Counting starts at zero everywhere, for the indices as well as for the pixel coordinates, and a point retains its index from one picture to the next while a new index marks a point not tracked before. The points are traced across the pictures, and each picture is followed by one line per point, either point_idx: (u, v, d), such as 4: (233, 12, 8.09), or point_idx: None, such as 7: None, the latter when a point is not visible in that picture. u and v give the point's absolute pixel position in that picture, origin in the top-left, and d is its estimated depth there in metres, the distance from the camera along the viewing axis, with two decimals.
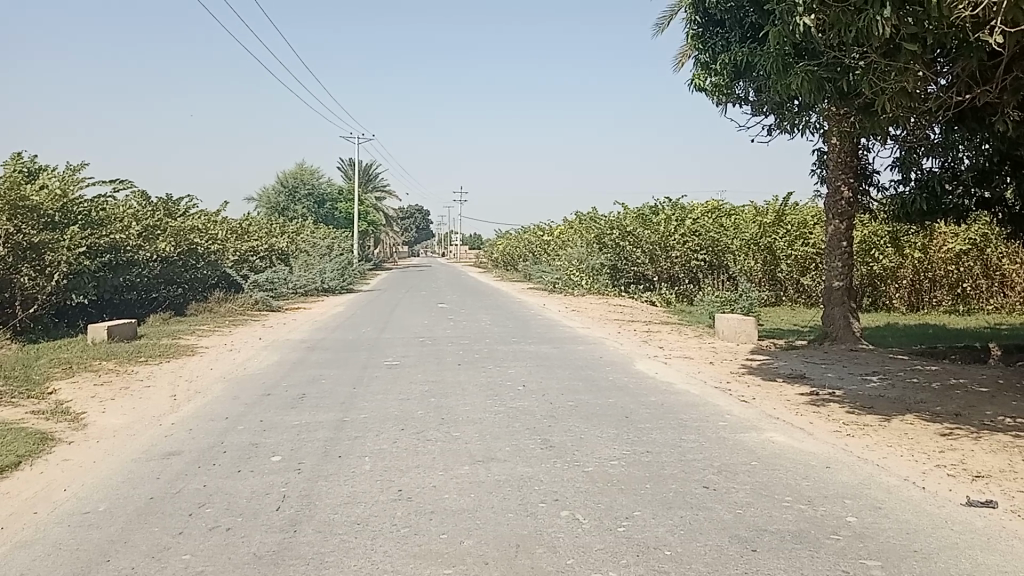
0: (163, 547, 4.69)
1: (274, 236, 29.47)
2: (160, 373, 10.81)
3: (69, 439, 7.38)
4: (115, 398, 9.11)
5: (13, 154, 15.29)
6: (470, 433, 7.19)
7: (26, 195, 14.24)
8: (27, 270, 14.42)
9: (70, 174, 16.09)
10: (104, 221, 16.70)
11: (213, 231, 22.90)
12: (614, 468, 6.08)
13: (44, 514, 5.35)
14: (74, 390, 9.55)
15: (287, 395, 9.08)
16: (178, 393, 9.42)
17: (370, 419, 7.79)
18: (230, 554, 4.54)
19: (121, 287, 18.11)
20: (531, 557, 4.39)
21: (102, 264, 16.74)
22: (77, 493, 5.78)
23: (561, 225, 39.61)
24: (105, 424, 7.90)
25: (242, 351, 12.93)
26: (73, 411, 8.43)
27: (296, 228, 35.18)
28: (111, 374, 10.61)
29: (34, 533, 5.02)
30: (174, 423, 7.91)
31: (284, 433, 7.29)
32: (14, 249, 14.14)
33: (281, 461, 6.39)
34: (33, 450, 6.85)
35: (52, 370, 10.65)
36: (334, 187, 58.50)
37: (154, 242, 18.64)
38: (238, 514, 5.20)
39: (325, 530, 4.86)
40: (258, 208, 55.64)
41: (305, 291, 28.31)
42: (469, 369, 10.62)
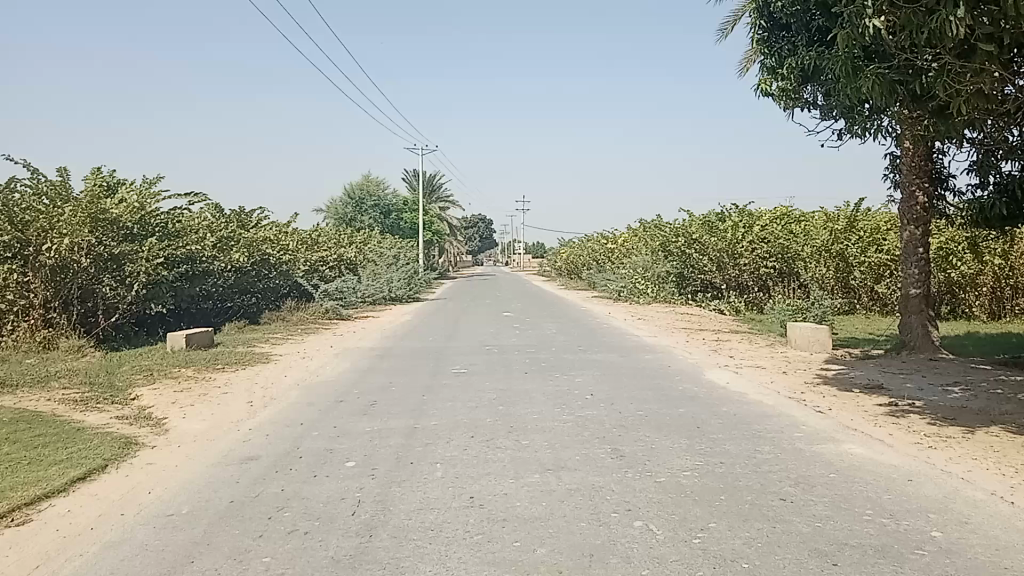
0: (245, 549, 4.81)
1: (342, 246, 30.05)
2: (236, 380, 11.11)
3: (152, 443, 7.64)
4: (195, 404, 9.39)
5: (94, 168, 16.01)
6: (540, 441, 7.19)
7: (106, 209, 15.06)
8: (108, 280, 15.31)
9: (147, 187, 16.74)
10: (180, 233, 17.22)
11: (284, 242, 23.48)
12: (686, 478, 6.01)
13: (131, 515, 5.55)
14: (155, 396, 9.87)
15: (359, 402, 9.21)
16: (254, 399, 9.65)
17: (440, 426, 7.87)
18: (309, 558, 4.63)
19: (197, 297, 18.72)
20: (606, 567, 4.36)
21: (179, 274, 17.37)
22: (162, 495, 5.99)
23: (626, 234, 39.57)
24: (186, 430, 8.14)
25: (314, 359, 13.18)
26: (154, 417, 8.72)
27: (364, 238, 35.78)
28: (190, 381, 10.93)
29: (122, 534, 5.20)
30: (250, 429, 8.11)
31: (357, 440, 7.41)
32: (96, 260, 15.10)
33: (355, 466, 6.50)
34: (119, 453, 7.14)
35: (134, 377, 11.05)
36: (399, 198, 59.13)
37: (229, 253, 19.27)
38: (315, 518, 5.31)
39: (400, 535, 4.92)
40: (325, 219, 56.98)
41: (373, 300, 28.76)
42: (536, 377, 10.61)
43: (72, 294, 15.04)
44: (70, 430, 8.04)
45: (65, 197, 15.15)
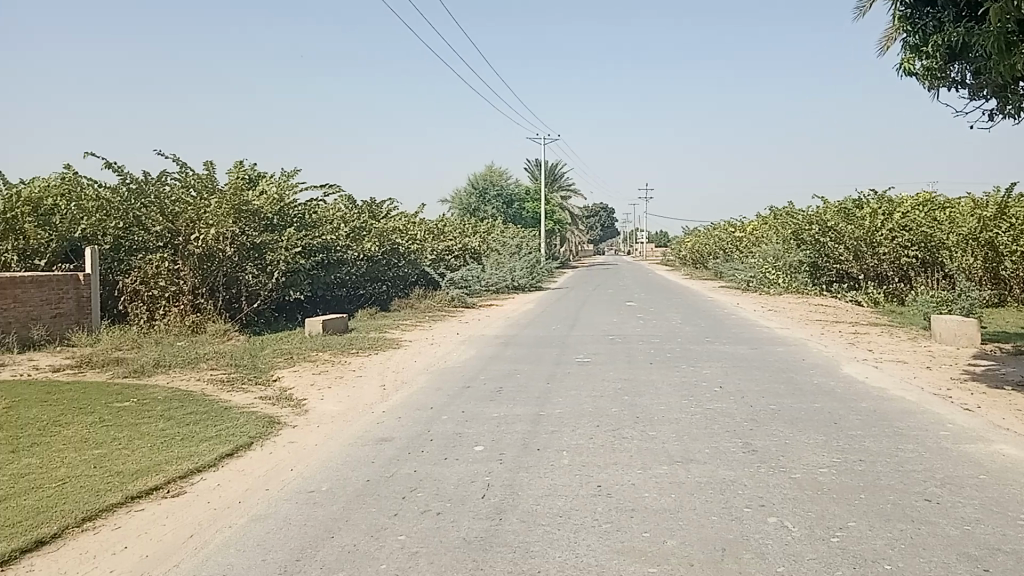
0: (380, 526, 5.02)
1: (467, 235, 30.59)
2: (369, 364, 11.54)
3: (293, 422, 8.07)
4: (331, 387, 9.84)
5: (237, 162, 16.99)
6: (668, 433, 7.13)
7: (247, 200, 16.21)
8: (250, 268, 16.44)
9: (285, 180, 17.58)
10: (317, 224, 18.00)
11: (412, 232, 24.15)
12: (822, 475, 5.82)
13: (275, 491, 5.88)
14: (295, 378, 10.41)
15: (486, 388, 9.40)
16: (387, 383, 10.01)
17: (566, 414, 7.92)
18: (441, 538, 4.78)
19: (331, 284, 19.57)
20: (739, 562, 4.29)
21: (316, 263, 18.18)
22: (303, 472, 6.32)
23: (755, 222, 38.43)
24: (324, 411, 8.55)
25: (441, 345, 13.52)
26: (295, 397, 9.20)
27: (488, 228, 36.29)
28: (327, 364, 11.45)
29: (268, 507, 5.53)
30: (383, 411, 8.42)
31: (485, 425, 7.56)
32: (240, 249, 16.27)
33: (483, 450, 6.64)
34: (263, 432, 7.57)
35: (275, 359, 11.68)
36: (522, 187, 59.52)
37: (362, 242, 20.08)
38: (446, 499, 5.47)
39: (528, 520, 5.00)
40: (450, 209, 58.10)
41: (497, 289, 29.16)
42: (662, 368, 10.50)
43: (217, 280, 16.24)
44: (219, 408, 8.58)
45: (211, 189, 16.39)
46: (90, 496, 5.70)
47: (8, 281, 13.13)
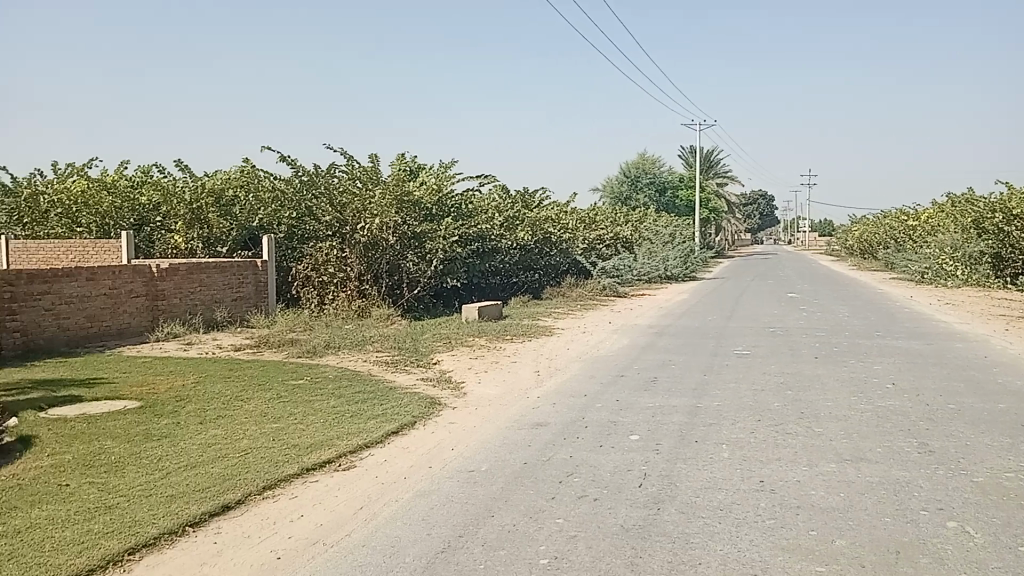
0: (539, 509, 5.12)
1: (620, 224, 30.43)
2: (524, 350, 11.77)
3: (453, 404, 8.36)
4: (488, 371, 10.11)
5: (399, 154, 17.70)
6: (834, 430, 6.84)
7: (409, 191, 16.90)
8: (410, 256, 17.04)
9: (443, 171, 18.17)
10: (472, 213, 18.54)
11: (564, 221, 24.29)
12: (1010, 480, 5.41)
13: (437, 469, 6.12)
14: (453, 362, 10.77)
15: (641, 378, 9.35)
16: (541, 370, 10.17)
17: (724, 406, 7.76)
18: (600, 523, 4.82)
19: (486, 272, 20.04)
20: (915, 566, 4.08)
21: (471, 251, 18.72)
22: (463, 452, 6.53)
23: (931, 210, 35.95)
24: (482, 394, 8.80)
25: (595, 334, 13.57)
26: (454, 380, 9.53)
27: (641, 217, 35.93)
28: (483, 349, 11.77)
29: (431, 484, 5.76)
30: (539, 397, 8.56)
31: (641, 414, 7.54)
32: (401, 238, 16.95)
33: (640, 440, 6.62)
34: (425, 412, 7.89)
35: (434, 343, 12.14)
36: (675, 175, 58.45)
37: (515, 231, 20.51)
38: (603, 486, 5.50)
39: (688, 512, 4.95)
40: (602, 198, 57.92)
41: (649, 279, 28.84)
42: (827, 363, 10.07)
43: (381, 268, 16.95)
44: (384, 389, 9.01)
45: (375, 182, 17.24)
46: (270, 466, 6.14)
47: (197, 266, 14.33)
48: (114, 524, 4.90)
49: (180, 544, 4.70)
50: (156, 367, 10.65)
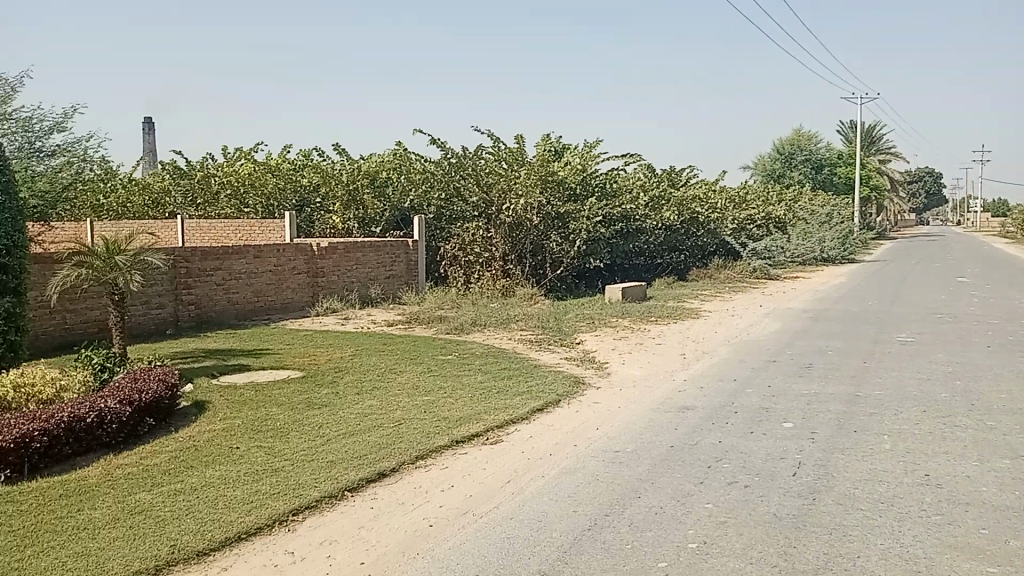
0: (687, 493, 5.04)
1: (772, 203, 29.28)
2: (669, 332, 11.59)
3: (597, 384, 8.36)
4: (632, 352, 10.04)
5: (545, 135, 17.79)
6: (1011, 424, 6.33)
7: (554, 170, 16.93)
8: (554, 237, 17.10)
9: (588, 151, 18.13)
10: (616, 193, 18.42)
11: (712, 200, 23.64)
12: None
13: (583, 447, 6.14)
14: (597, 342, 10.77)
15: (793, 364, 9.00)
16: (688, 352, 9.98)
17: (885, 396, 7.36)
18: (750, 511, 4.70)
19: (631, 253, 19.84)
20: None
21: (615, 231, 18.60)
22: (609, 432, 6.53)
23: None
24: (627, 375, 8.75)
25: (743, 317, 13.17)
26: (598, 360, 9.53)
27: (795, 196, 34.42)
28: (627, 330, 11.68)
29: (577, 462, 5.79)
30: (685, 379, 8.42)
31: (794, 401, 7.26)
32: (546, 218, 17.02)
33: (793, 427, 6.38)
34: (570, 390, 7.94)
35: (578, 323, 12.16)
36: (833, 152, 55.52)
37: (660, 212, 20.22)
38: (754, 473, 5.34)
39: (845, 503, 4.74)
40: (752, 176, 55.90)
41: (803, 261, 27.65)
42: (1003, 353, 9.32)
43: (525, 248, 17.11)
44: (529, 366, 9.13)
45: (521, 162, 17.27)
46: (422, 437, 6.36)
47: (352, 245, 15.00)
48: (280, 485, 5.23)
49: (340, 507, 4.97)
50: (316, 339, 11.26)
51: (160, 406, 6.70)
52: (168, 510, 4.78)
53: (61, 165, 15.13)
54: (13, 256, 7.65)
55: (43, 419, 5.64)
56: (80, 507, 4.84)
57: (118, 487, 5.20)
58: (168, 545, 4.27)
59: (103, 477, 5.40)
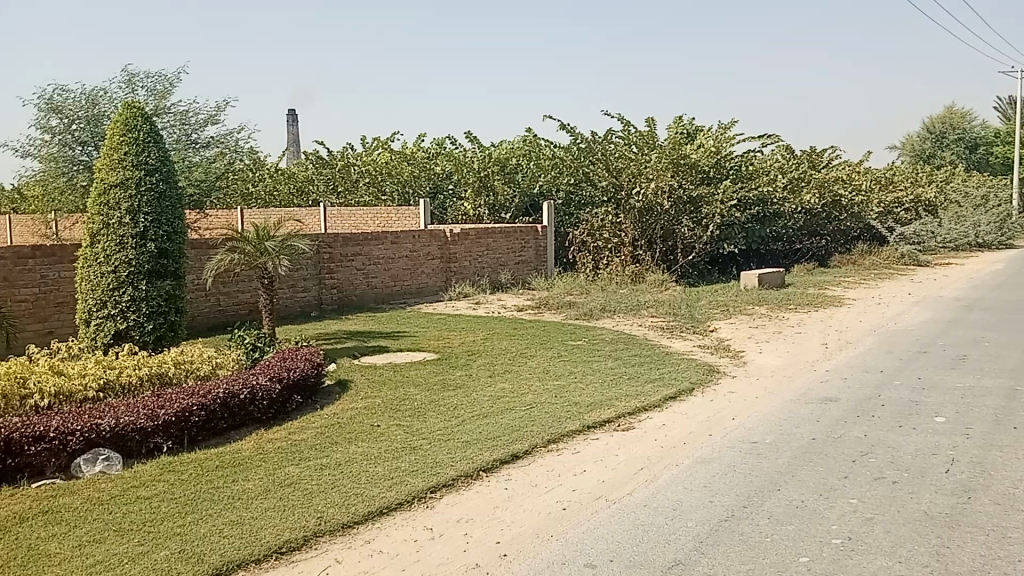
0: (830, 487, 4.84)
1: (922, 185, 27.61)
2: (809, 320, 11.15)
3: (733, 373, 8.16)
4: (769, 340, 9.72)
5: (677, 117, 17.50)
6: None
7: (686, 154, 16.69)
8: (686, 222, 16.72)
9: (723, 133, 17.67)
10: (752, 176, 17.88)
11: (857, 182, 22.53)
12: None
13: (718, 437, 6.01)
14: (732, 329, 10.49)
15: (946, 355, 8.47)
16: (829, 341, 9.58)
17: None
18: (899, 508, 4.46)
19: (768, 238, 19.20)
20: None
21: (751, 216, 18.06)
22: (746, 422, 6.35)
23: None
24: (763, 364, 8.49)
25: (890, 305, 12.50)
26: (733, 348, 9.29)
27: (948, 176, 32.30)
28: (764, 318, 11.32)
29: (712, 452, 5.67)
30: (827, 370, 8.08)
31: (948, 395, 6.83)
32: (677, 203, 16.65)
33: (946, 422, 6.01)
34: (704, 378, 7.78)
35: (712, 310, 11.89)
36: (991, 129, 51.70)
37: (800, 194, 19.42)
38: (903, 469, 5.07)
39: (1005, 504, 4.43)
40: (900, 157, 52.87)
41: (957, 246, 25.94)
42: None
43: (656, 233, 16.76)
44: (661, 353, 9.02)
45: (652, 146, 17.23)
46: (554, 422, 6.39)
47: (484, 231, 15.26)
48: (418, 464, 5.38)
49: (475, 487, 5.07)
50: (449, 323, 11.54)
51: (306, 385, 7.04)
52: (315, 483, 5.03)
53: (215, 156, 16.10)
54: (174, 242, 8.23)
55: (202, 394, 6.04)
56: (235, 478, 5.15)
57: (269, 460, 5.51)
58: (315, 517, 4.49)
59: (255, 450, 5.74)
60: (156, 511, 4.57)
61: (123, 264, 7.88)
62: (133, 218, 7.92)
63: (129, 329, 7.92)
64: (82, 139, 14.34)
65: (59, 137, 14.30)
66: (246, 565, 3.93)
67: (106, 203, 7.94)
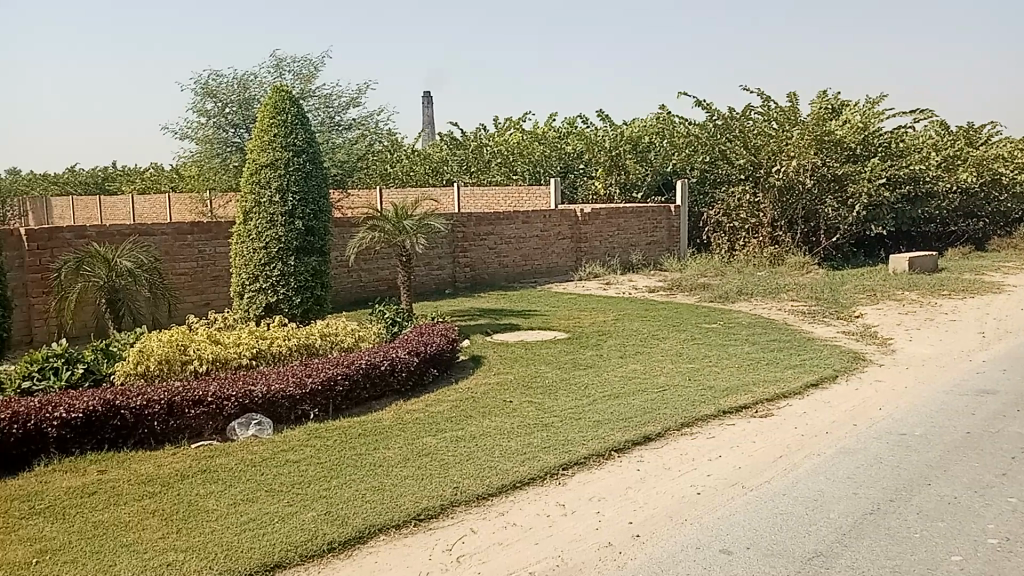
0: (986, 484, 4.55)
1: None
2: (965, 307, 10.45)
3: (879, 361, 7.76)
4: (920, 328, 9.17)
5: (821, 92, 16.74)
6: None
7: (830, 129, 15.81)
8: (829, 201, 15.82)
9: (871, 107, 16.72)
10: (903, 152, 16.84)
11: None
12: None
13: (863, 427, 5.75)
14: (879, 316, 9.96)
15: None
16: (988, 330, 8.94)
17: None
18: None
19: (920, 219, 18.09)
20: None
21: (901, 195, 17.06)
22: (893, 413, 6.04)
23: None
24: (913, 352, 8.03)
25: None
26: (880, 335, 8.83)
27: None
28: (914, 304, 10.70)
29: (856, 442, 5.43)
30: (985, 361, 7.55)
31: None
32: (820, 181, 15.84)
33: None
34: (848, 366, 7.45)
35: (856, 295, 11.34)
36: None
37: (957, 172, 18.18)
38: None
39: None
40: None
41: None
42: None
43: (797, 213, 16.19)
44: (802, 339, 8.69)
45: (794, 121, 16.46)
46: (689, 405, 6.29)
47: (616, 211, 15.14)
48: (551, 440, 5.44)
49: (608, 466, 5.08)
50: (581, 303, 11.54)
51: (442, 359, 7.24)
52: (451, 454, 5.17)
53: (356, 137, 16.70)
54: (320, 220, 8.61)
55: (346, 365, 6.33)
56: (376, 446, 5.37)
57: (407, 431, 5.71)
58: (452, 487, 4.62)
59: (395, 420, 5.96)
60: (304, 474, 4.83)
61: (274, 240, 8.33)
62: (282, 197, 8.34)
63: (279, 302, 8.37)
64: (235, 122, 15.21)
65: (215, 120, 15.19)
66: (387, 530, 4.10)
67: (258, 182, 8.40)
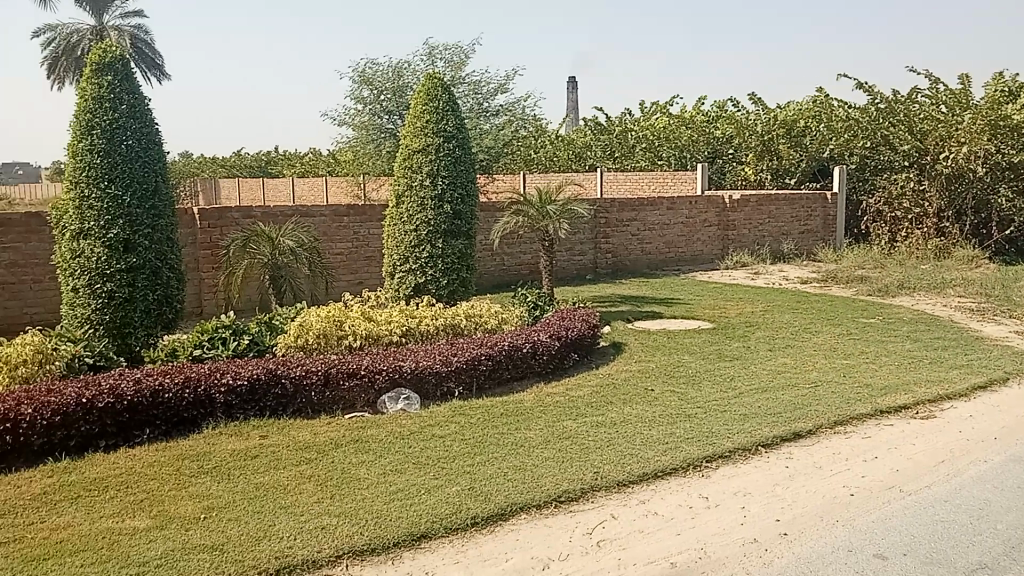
0: None
1: None
2: None
3: None
4: None
5: (998, 73, 15.55)
6: None
7: (1008, 113, 14.44)
8: (1005, 190, 14.66)
9: None
10: None
11: None
12: None
13: None
14: None
15: None
16: None
17: None
18: None
19: None
20: None
21: None
22: None
23: None
24: None
25: None
26: None
27: None
28: None
29: None
30: None
31: None
32: (994, 169, 14.67)
33: None
34: (1021, 368, 6.90)
35: None
36: None
37: None
38: None
39: None
40: None
41: None
42: None
43: (966, 203, 15.08)
44: (969, 337, 8.12)
45: (966, 105, 15.35)
46: (841, 402, 6.02)
47: (766, 198, 14.61)
48: (694, 431, 5.35)
49: (752, 460, 4.94)
50: (726, 292, 11.23)
51: (583, 344, 7.26)
52: (592, 439, 5.19)
53: (503, 123, 16.90)
54: (467, 204, 8.78)
55: (490, 345, 6.46)
56: (518, 426, 5.46)
57: (548, 413, 5.77)
58: (592, 471, 4.63)
59: (536, 402, 6.04)
60: (449, 449, 4.99)
61: (424, 223, 8.59)
62: (432, 181, 8.58)
63: (427, 283, 8.63)
64: (389, 109, 15.68)
65: (370, 107, 15.75)
66: (529, 509, 4.17)
67: (411, 167, 8.68)
